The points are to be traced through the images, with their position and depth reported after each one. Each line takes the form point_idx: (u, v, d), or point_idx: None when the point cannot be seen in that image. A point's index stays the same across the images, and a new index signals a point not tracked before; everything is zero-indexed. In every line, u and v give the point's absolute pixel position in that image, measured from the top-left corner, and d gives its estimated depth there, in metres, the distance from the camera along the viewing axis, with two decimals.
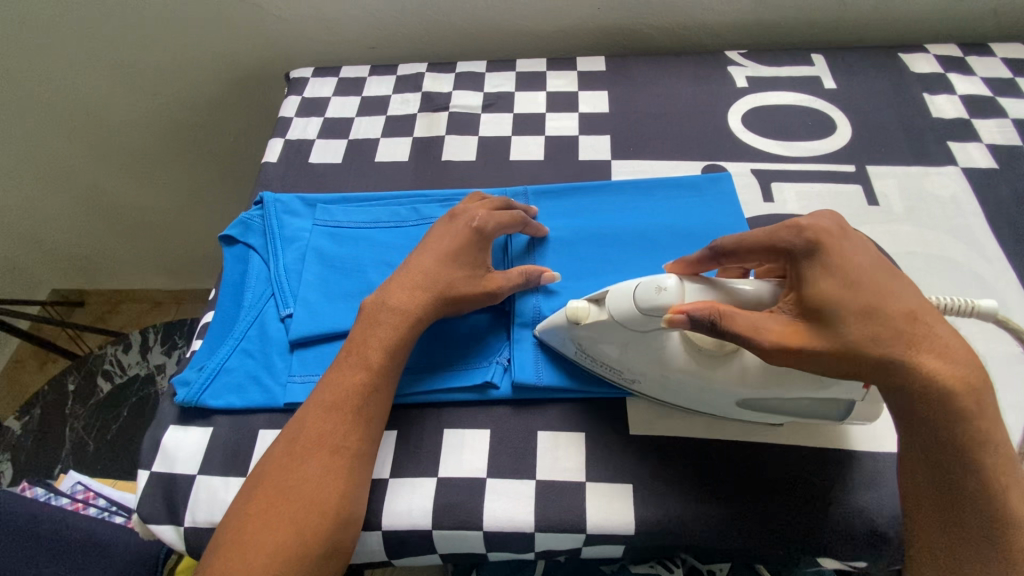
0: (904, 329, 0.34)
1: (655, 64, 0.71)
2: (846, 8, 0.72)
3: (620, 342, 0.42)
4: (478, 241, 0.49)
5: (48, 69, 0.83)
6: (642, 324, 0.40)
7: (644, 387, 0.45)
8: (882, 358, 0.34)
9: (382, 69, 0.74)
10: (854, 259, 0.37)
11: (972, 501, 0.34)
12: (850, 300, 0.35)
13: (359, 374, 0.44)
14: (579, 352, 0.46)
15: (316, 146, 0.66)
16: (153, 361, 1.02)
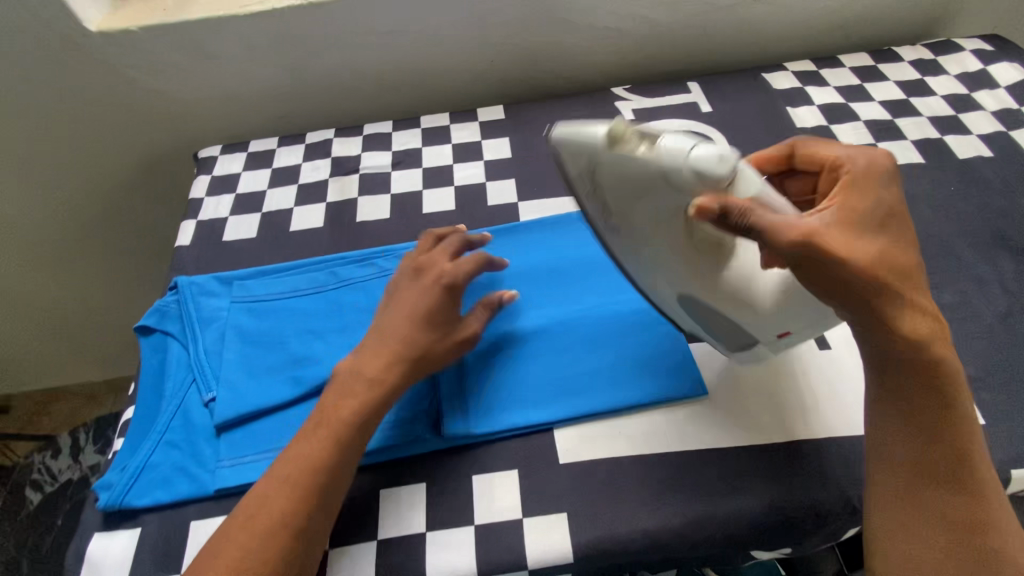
0: (907, 269, 0.38)
1: (550, 107, 0.76)
2: (711, 39, 0.80)
3: (644, 182, 0.39)
4: (452, 297, 0.49)
5: None
6: (680, 181, 0.38)
7: (619, 239, 0.43)
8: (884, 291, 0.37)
9: (291, 139, 0.76)
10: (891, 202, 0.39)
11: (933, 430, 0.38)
12: (875, 229, 0.38)
13: (352, 412, 0.45)
14: (589, 169, 0.40)
15: (229, 223, 0.67)
16: (86, 462, 0.98)
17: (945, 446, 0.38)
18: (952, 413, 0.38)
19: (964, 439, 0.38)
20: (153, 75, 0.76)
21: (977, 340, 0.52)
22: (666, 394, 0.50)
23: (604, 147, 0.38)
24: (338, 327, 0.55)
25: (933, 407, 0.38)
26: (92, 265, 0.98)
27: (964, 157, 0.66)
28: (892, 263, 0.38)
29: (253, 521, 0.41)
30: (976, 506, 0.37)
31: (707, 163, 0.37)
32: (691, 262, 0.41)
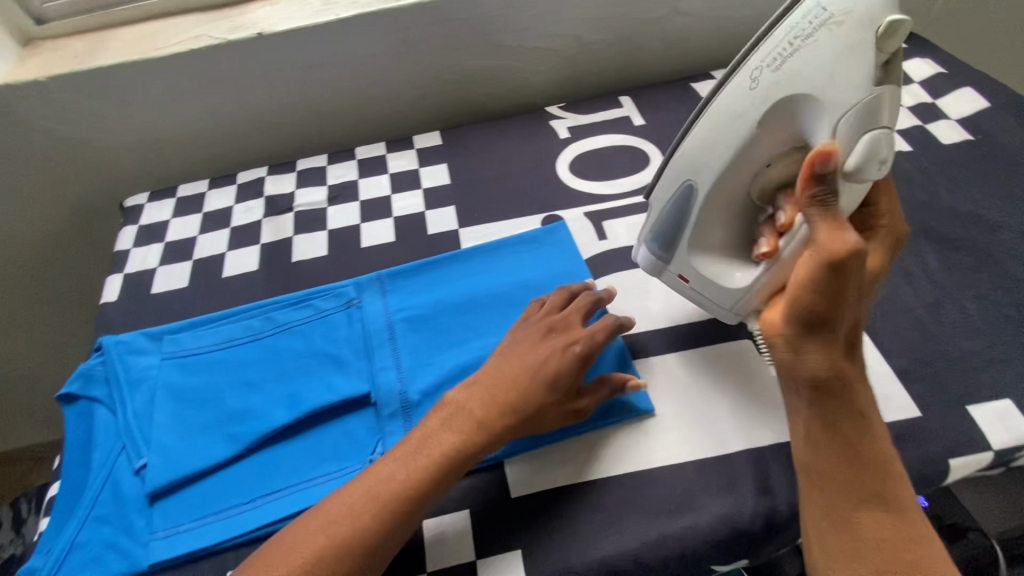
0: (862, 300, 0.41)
1: (486, 130, 0.76)
2: (640, 53, 0.82)
3: (822, 68, 0.38)
4: (580, 365, 0.47)
5: None
6: (840, 103, 0.38)
7: (725, 102, 0.43)
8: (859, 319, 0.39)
9: (221, 180, 0.73)
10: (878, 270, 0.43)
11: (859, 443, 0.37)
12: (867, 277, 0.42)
13: (460, 445, 0.44)
14: (807, 30, 0.38)
15: (158, 274, 0.64)
16: (27, 536, 0.89)
17: (880, 479, 0.37)
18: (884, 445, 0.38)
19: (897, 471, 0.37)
20: (70, 125, 0.72)
21: (909, 333, 0.53)
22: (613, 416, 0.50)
23: (873, 40, 0.37)
24: (277, 376, 0.53)
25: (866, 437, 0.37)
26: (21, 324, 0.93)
27: None
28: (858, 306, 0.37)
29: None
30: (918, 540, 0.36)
31: (863, 120, 0.38)
32: (742, 152, 0.42)
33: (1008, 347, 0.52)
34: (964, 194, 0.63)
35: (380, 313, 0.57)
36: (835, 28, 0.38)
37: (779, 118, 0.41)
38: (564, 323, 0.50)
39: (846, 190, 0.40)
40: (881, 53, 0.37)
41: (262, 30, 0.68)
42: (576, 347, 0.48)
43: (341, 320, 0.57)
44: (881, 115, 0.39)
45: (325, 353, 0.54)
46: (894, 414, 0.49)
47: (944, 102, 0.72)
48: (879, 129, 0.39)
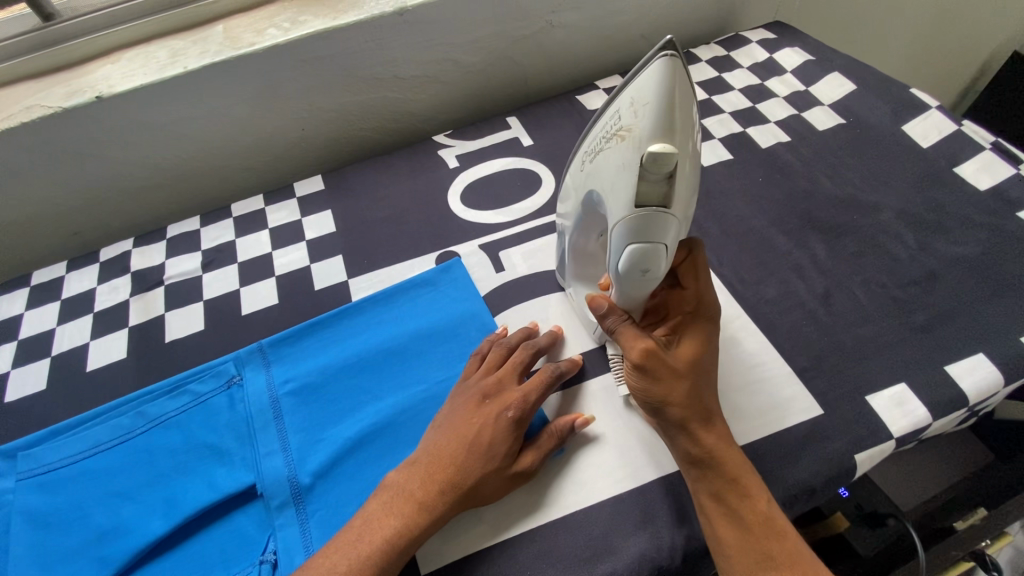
0: (706, 373, 0.45)
1: (372, 167, 0.72)
2: (523, 68, 0.80)
3: (611, 176, 0.41)
4: (516, 429, 0.45)
5: None
6: (616, 206, 0.40)
7: (576, 174, 0.47)
8: (698, 393, 0.44)
9: (83, 260, 0.66)
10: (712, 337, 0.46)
11: (737, 501, 0.41)
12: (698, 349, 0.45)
13: (398, 532, 0.41)
14: (607, 134, 0.41)
15: (11, 379, 0.57)
16: None
17: (762, 535, 0.39)
18: (760, 500, 0.41)
19: (780, 524, 0.40)
20: None
21: (805, 328, 0.54)
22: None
23: (638, 163, 0.38)
24: (151, 480, 0.48)
25: (740, 498, 0.41)
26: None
27: (766, 146, 0.69)
28: (691, 385, 0.44)
29: None
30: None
31: (627, 237, 0.40)
32: (584, 221, 0.48)
33: (897, 329, 0.53)
34: (842, 179, 0.65)
35: (263, 389, 0.52)
36: (623, 141, 0.39)
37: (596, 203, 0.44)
38: (502, 381, 0.48)
39: (625, 286, 0.44)
40: (652, 175, 0.38)
41: (101, 92, 0.62)
42: (513, 408, 0.45)
43: (221, 403, 0.52)
44: (653, 231, 0.40)
45: (204, 445, 0.49)
46: (797, 416, 0.48)
47: (816, 88, 0.74)
48: (646, 246, 0.40)
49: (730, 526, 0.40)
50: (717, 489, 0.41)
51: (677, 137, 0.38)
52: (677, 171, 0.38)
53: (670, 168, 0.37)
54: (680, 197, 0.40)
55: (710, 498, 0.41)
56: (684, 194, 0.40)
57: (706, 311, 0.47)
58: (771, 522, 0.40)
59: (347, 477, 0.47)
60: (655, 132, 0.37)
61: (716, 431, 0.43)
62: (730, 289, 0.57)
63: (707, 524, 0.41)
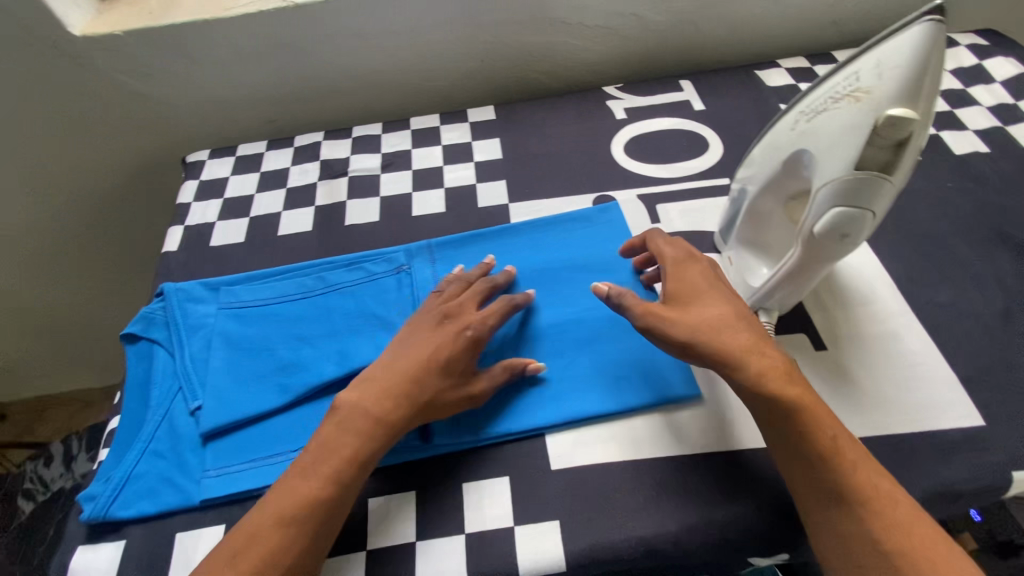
0: (732, 319, 0.45)
1: (542, 107, 0.75)
2: (704, 36, 0.80)
3: (827, 137, 0.38)
4: (473, 350, 0.48)
5: None
6: (827, 168, 0.37)
7: (776, 131, 0.44)
8: (728, 335, 0.44)
9: (280, 142, 0.75)
10: (702, 277, 0.48)
11: (798, 435, 0.41)
12: (704, 298, 0.46)
13: (369, 435, 0.43)
14: (830, 95, 0.38)
15: (216, 229, 0.66)
16: (78, 471, 0.93)
17: (830, 470, 0.40)
18: (825, 436, 0.41)
19: (848, 459, 0.40)
20: (141, 79, 0.75)
21: (977, 338, 0.51)
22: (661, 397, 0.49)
23: (869, 127, 0.35)
24: (327, 332, 0.55)
25: (799, 432, 0.41)
26: (89, 258, 1.00)
27: (959, 153, 0.65)
28: (733, 332, 0.44)
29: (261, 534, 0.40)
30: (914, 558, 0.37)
31: (833, 201, 0.38)
32: (776, 182, 0.45)
33: None
34: None
35: (429, 280, 0.58)
36: (857, 102, 0.36)
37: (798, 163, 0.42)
38: (458, 310, 0.50)
39: (806, 249, 0.41)
40: (881, 140, 0.35)
41: None
42: (462, 334, 0.48)
43: (391, 285, 0.58)
44: (866, 197, 0.37)
45: (374, 315, 0.55)
46: (955, 420, 0.47)
47: None
48: (854, 212, 0.37)
49: (795, 461, 0.41)
50: (774, 422, 0.42)
51: (919, 103, 0.34)
52: (910, 138, 0.35)
53: (904, 136, 0.34)
54: (904, 166, 0.36)
55: (773, 430, 0.42)
56: (909, 164, 0.36)
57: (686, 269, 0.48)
58: (835, 453, 0.40)
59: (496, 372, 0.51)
60: (898, 95, 0.34)
61: (761, 367, 0.43)
62: (897, 284, 0.55)
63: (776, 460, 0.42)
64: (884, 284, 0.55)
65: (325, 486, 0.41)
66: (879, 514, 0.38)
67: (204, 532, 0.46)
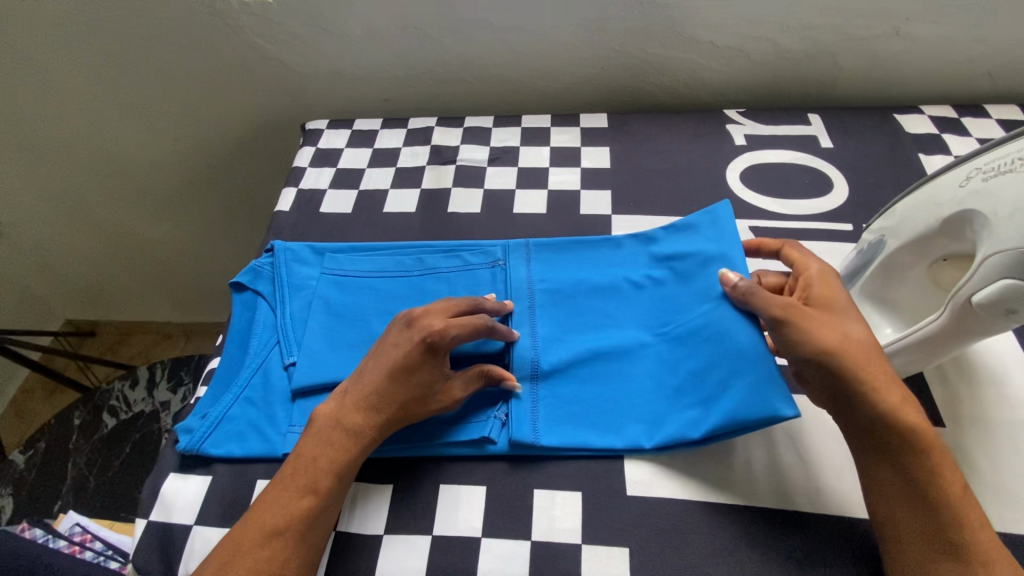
0: (872, 343, 0.42)
1: (657, 122, 0.74)
2: (842, 71, 0.75)
3: (1008, 201, 0.36)
4: (433, 357, 0.46)
5: (93, 107, 0.92)
6: (1005, 233, 0.36)
7: (932, 188, 0.43)
8: (866, 357, 0.41)
9: (394, 123, 0.78)
10: (844, 297, 0.45)
11: (923, 475, 0.38)
12: (847, 314, 0.43)
13: (354, 427, 0.44)
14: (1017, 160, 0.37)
15: (327, 196, 0.69)
16: (158, 398, 1.00)
17: (949, 518, 0.37)
18: (954, 482, 0.38)
19: (972, 514, 0.37)
20: (277, 45, 0.80)
21: None
22: (753, 411, 0.43)
23: None
24: None
25: (925, 473, 0.38)
26: (200, 199, 1.09)
27: None
28: (875, 358, 0.41)
29: (264, 516, 0.41)
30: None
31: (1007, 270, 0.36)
32: (923, 240, 0.42)
33: None
34: None
35: (524, 279, 0.57)
36: None
37: (961, 224, 0.40)
38: (421, 316, 0.48)
39: (961, 315, 0.39)
40: None
41: None
42: (419, 341, 0.46)
43: (486, 278, 0.58)
44: None
45: None
46: None
47: None
48: None
49: (907, 502, 0.38)
50: (897, 458, 0.39)
51: None
52: None
53: None
54: None
55: (893, 465, 0.39)
56: None
57: (834, 281, 0.45)
58: (959, 504, 0.37)
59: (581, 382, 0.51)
60: None
61: (895, 398, 0.40)
62: None
63: (879, 499, 0.40)
64: (1020, 368, 0.50)
65: (303, 495, 0.42)
66: None
67: None
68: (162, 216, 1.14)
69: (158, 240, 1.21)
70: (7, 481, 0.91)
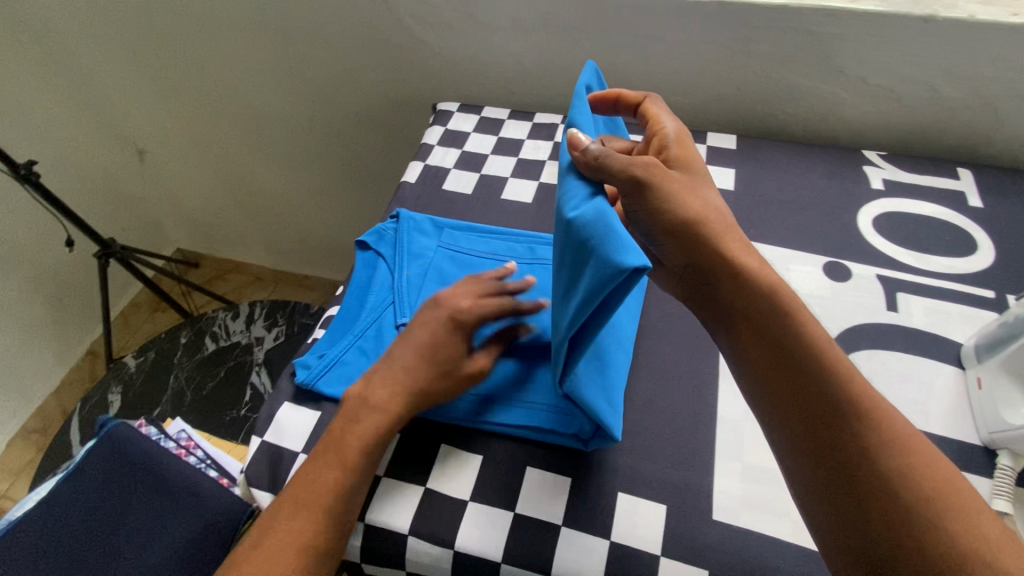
0: (723, 212, 0.46)
1: (787, 153, 0.72)
2: (1004, 128, 0.70)
3: None
4: (456, 333, 0.49)
5: (246, 59, 1.01)
6: None
7: None
8: (719, 222, 0.45)
9: (520, 115, 0.80)
10: (698, 163, 0.48)
11: (789, 343, 0.40)
12: (705, 185, 0.47)
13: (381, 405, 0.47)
14: None
15: (450, 175, 0.73)
16: (254, 333, 1.07)
17: (822, 384, 0.39)
18: (819, 339, 0.40)
19: (841, 368, 0.39)
20: (424, 26, 0.84)
21: None
22: (597, 281, 0.37)
23: None
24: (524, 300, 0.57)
25: (788, 344, 0.40)
26: (320, 157, 1.17)
27: None
28: (731, 228, 0.45)
29: (306, 491, 0.43)
30: (950, 498, 0.34)
31: None
32: None
33: None
34: None
35: None
36: None
37: None
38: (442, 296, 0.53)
39: None
40: None
41: None
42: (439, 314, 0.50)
43: None
44: None
45: None
46: None
47: None
48: None
49: (785, 380, 0.40)
50: (767, 332, 0.41)
51: None
52: None
53: None
54: None
55: (762, 346, 0.41)
56: None
57: (689, 144, 0.49)
58: (825, 361, 0.39)
59: (593, 363, 0.49)
60: None
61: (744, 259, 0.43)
62: None
63: (764, 390, 0.41)
64: None
65: (337, 470, 0.44)
66: (883, 432, 0.37)
67: None
68: (282, 168, 1.23)
69: (274, 189, 1.30)
70: (118, 379, 1.02)
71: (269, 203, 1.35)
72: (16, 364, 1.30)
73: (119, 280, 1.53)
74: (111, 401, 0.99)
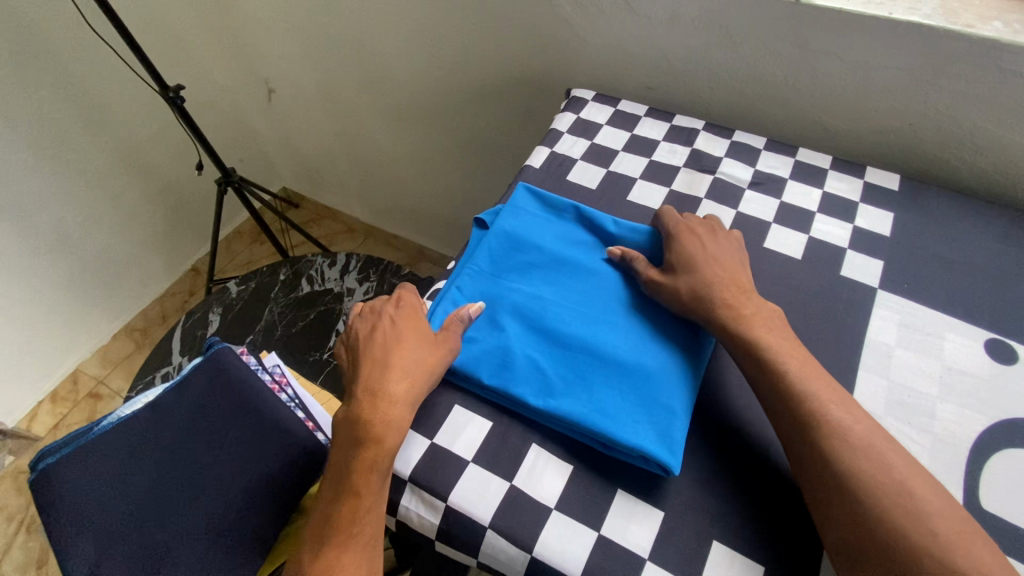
0: (743, 281, 0.53)
1: (957, 205, 0.64)
2: None
3: None
4: (425, 348, 0.50)
5: (385, 17, 1.03)
6: None
7: None
8: (742, 291, 0.52)
9: (659, 114, 0.76)
10: (720, 244, 0.56)
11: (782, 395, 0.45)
12: (729, 261, 0.54)
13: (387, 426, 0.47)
14: None
15: (577, 166, 0.70)
16: (346, 284, 1.11)
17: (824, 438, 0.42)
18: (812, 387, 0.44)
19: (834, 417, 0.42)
20: (572, 7, 0.81)
21: None
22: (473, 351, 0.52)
23: None
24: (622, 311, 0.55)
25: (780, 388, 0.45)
26: (436, 123, 1.18)
27: None
28: (743, 286, 0.52)
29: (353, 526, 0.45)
30: (899, 500, 0.38)
31: None
32: None
33: None
34: None
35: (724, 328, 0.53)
36: None
37: None
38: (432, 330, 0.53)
39: None
40: None
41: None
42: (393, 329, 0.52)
43: None
44: None
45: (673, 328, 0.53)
46: None
47: None
48: None
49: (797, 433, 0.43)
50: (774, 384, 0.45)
51: None
52: None
53: None
54: None
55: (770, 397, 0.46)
56: None
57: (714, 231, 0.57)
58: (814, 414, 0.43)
59: (579, 387, 0.49)
60: None
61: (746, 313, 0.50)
62: None
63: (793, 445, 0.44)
64: None
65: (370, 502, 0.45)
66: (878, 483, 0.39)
67: (474, 419, 0.50)
68: (396, 127, 1.26)
69: (384, 146, 1.34)
70: (221, 302, 1.09)
71: (378, 160, 1.39)
72: (133, 268, 1.43)
73: (229, 208, 1.64)
74: (211, 320, 1.06)
